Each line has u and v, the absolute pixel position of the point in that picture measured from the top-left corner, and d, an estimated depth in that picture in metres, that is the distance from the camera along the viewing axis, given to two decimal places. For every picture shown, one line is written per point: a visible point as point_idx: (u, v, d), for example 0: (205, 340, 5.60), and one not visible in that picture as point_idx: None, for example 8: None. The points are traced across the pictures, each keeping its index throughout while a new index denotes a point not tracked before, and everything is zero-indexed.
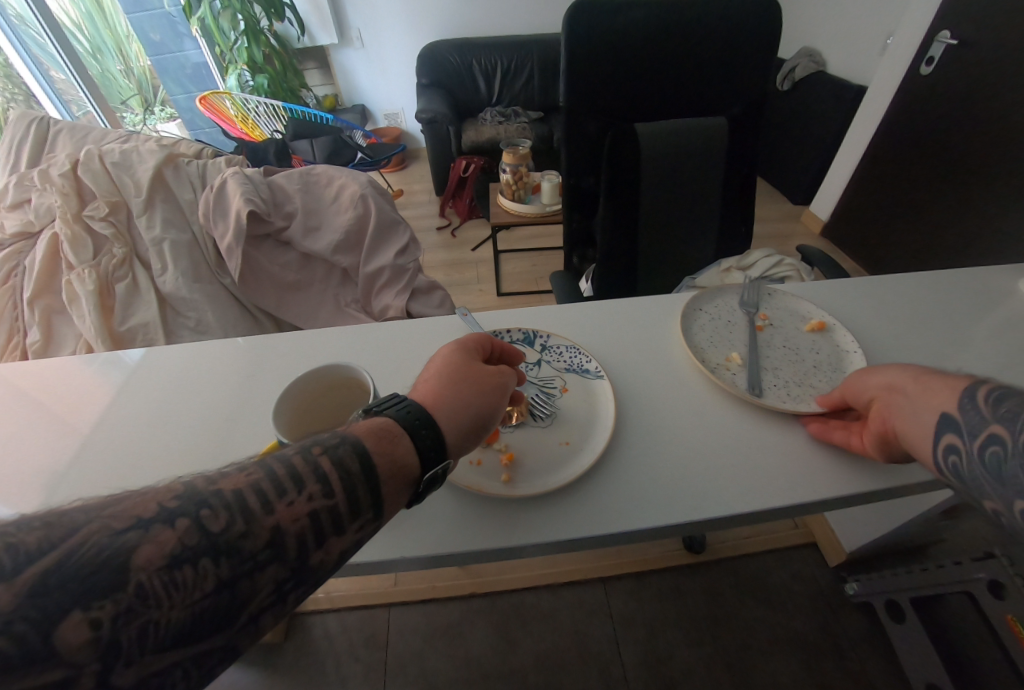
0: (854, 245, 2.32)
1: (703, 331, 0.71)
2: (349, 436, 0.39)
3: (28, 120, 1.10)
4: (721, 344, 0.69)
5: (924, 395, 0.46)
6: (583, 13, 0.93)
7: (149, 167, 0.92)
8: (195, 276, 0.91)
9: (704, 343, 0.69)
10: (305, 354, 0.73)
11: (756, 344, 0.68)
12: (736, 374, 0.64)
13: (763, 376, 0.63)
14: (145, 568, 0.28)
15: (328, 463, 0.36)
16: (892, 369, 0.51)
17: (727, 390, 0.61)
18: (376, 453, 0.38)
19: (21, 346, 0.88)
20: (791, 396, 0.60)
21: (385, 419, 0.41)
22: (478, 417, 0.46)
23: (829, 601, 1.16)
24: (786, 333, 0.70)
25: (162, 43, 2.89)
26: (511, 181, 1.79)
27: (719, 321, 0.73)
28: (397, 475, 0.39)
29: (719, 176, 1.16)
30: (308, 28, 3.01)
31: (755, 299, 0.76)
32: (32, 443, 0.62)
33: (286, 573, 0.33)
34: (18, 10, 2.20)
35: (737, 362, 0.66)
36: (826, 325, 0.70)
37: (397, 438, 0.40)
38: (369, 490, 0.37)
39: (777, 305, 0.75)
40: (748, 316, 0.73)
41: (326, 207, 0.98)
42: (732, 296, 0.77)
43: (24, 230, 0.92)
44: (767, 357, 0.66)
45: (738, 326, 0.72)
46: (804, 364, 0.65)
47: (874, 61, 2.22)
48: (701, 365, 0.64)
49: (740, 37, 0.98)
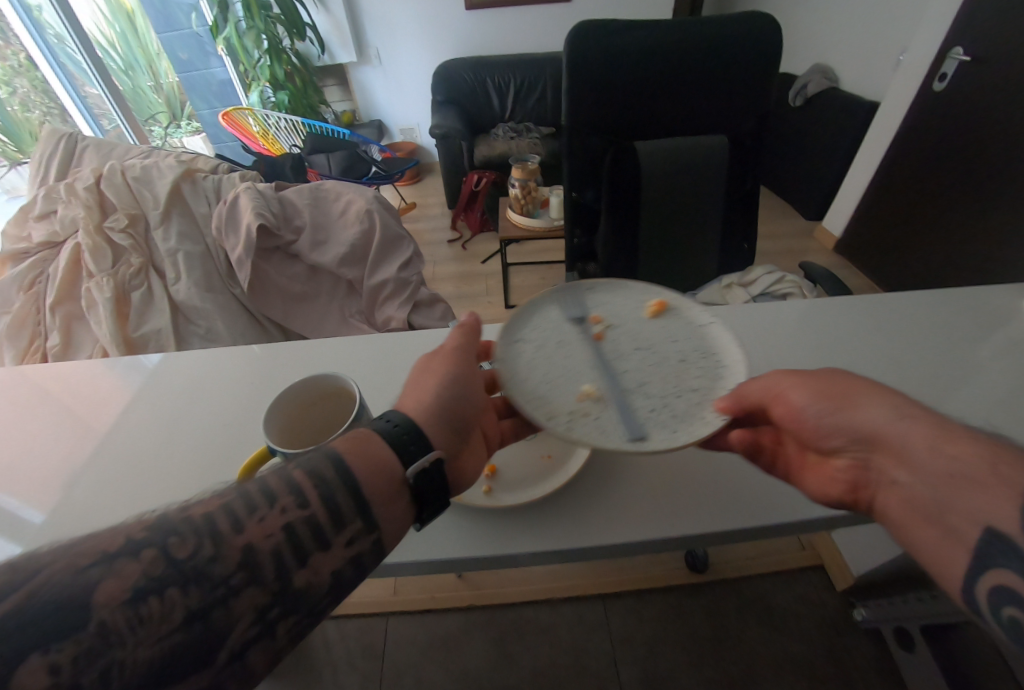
0: (869, 263, 2.29)
1: (534, 368, 0.55)
2: (322, 448, 0.41)
3: (57, 137, 1.16)
4: (564, 374, 0.54)
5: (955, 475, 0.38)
6: (586, 35, 0.95)
7: (167, 182, 0.97)
8: (207, 286, 0.94)
9: (540, 386, 0.53)
10: (308, 363, 0.75)
11: (606, 357, 0.56)
12: (596, 411, 0.50)
13: (631, 399, 0.51)
14: (107, 605, 0.31)
15: (299, 473, 0.39)
16: (881, 409, 0.44)
17: (595, 436, 0.47)
18: (349, 458, 0.40)
19: (42, 350, 0.92)
20: (674, 418, 0.49)
21: (363, 430, 0.43)
22: (452, 404, 0.49)
23: (835, 627, 1.13)
24: (629, 330, 0.60)
25: (191, 61, 2.98)
26: (521, 196, 1.82)
27: (547, 347, 0.57)
28: (378, 477, 0.40)
29: (721, 193, 1.17)
30: (329, 47, 3.12)
31: (575, 302, 0.63)
32: (47, 444, 0.65)
33: (266, 597, 0.35)
34: (57, 30, 2.35)
35: (592, 397, 0.51)
36: (666, 303, 0.62)
37: (370, 441, 0.42)
38: (351, 496, 0.39)
39: (605, 301, 0.64)
40: (581, 327, 0.60)
41: (333, 222, 1.01)
42: (548, 306, 0.62)
43: (49, 240, 0.98)
44: (629, 374, 0.54)
45: (574, 344, 0.58)
46: (669, 363, 0.55)
47: (886, 77, 2.22)
48: (550, 422, 0.48)
49: (741, 57, 1.00)
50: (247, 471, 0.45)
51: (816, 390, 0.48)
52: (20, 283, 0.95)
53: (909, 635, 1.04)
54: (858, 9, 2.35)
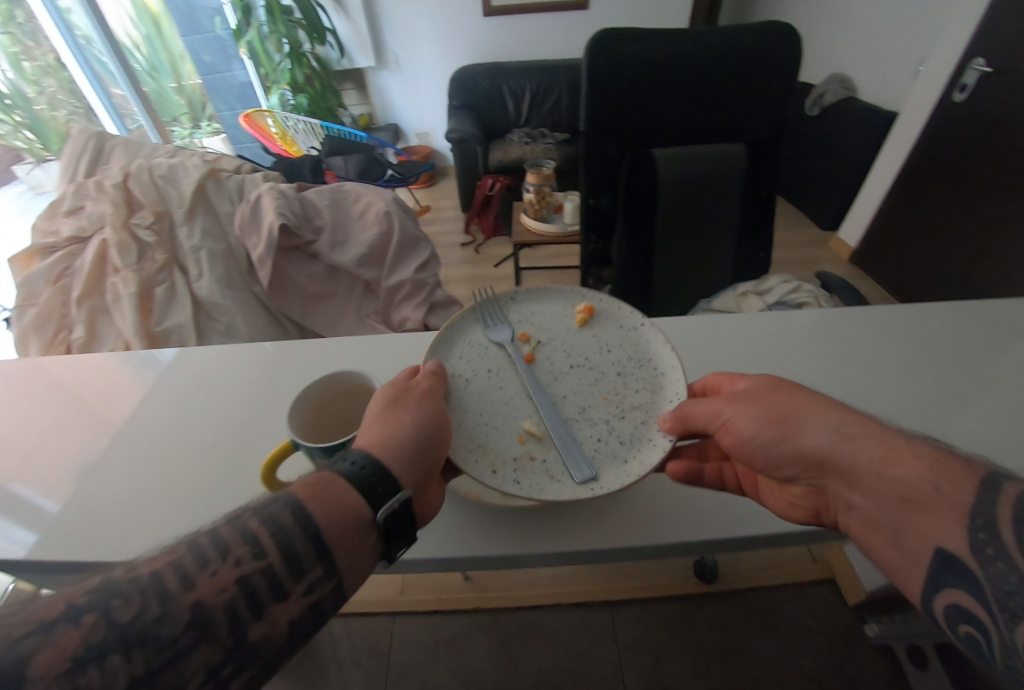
0: (885, 275, 2.27)
1: (469, 409, 0.54)
2: (281, 494, 0.41)
3: (87, 134, 1.19)
4: (502, 411, 0.54)
5: (900, 493, 0.41)
6: (606, 42, 0.96)
7: (193, 181, 0.99)
8: (228, 284, 0.96)
9: (479, 426, 0.53)
10: (325, 360, 0.76)
11: (542, 385, 0.57)
12: (539, 450, 0.51)
13: (574, 432, 0.52)
14: (42, 678, 0.29)
15: (256, 522, 0.39)
16: (822, 429, 0.46)
17: (542, 481, 0.48)
18: (311, 503, 0.40)
19: (67, 341, 0.95)
20: (618, 446, 0.51)
21: (326, 473, 0.43)
22: (425, 438, 0.47)
23: (846, 642, 1.11)
24: (561, 345, 0.62)
25: (213, 63, 3.04)
26: (535, 200, 1.83)
27: (477, 383, 0.57)
28: (342, 519, 0.40)
29: (737, 201, 1.17)
30: (348, 51, 3.17)
31: (502, 322, 0.64)
32: (71, 435, 0.67)
33: (219, 654, 0.34)
34: (85, 31, 2.41)
35: (534, 432, 0.52)
36: (593, 312, 0.65)
37: (334, 484, 0.42)
38: (310, 543, 0.39)
39: (533, 319, 0.66)
40: (513, 350, 0.61)
41: (353, 223, 1.03)
42: (475, 331, 0.63)
43: (76, 235, 1.00)
44: (568, 397, 0.56)
45: (507, 372, 0.58)
46: (604, 381, 0.57)
47: (906, 87, 2.20)
48: (495, 476, 0.48)
49: (760, 66, 1.00)
50: (271, 464, 0.45)
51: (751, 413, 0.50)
52: (47, 275, 0.97)
53: (921, 654, 1.02)
54: (877, 19, 2.34)
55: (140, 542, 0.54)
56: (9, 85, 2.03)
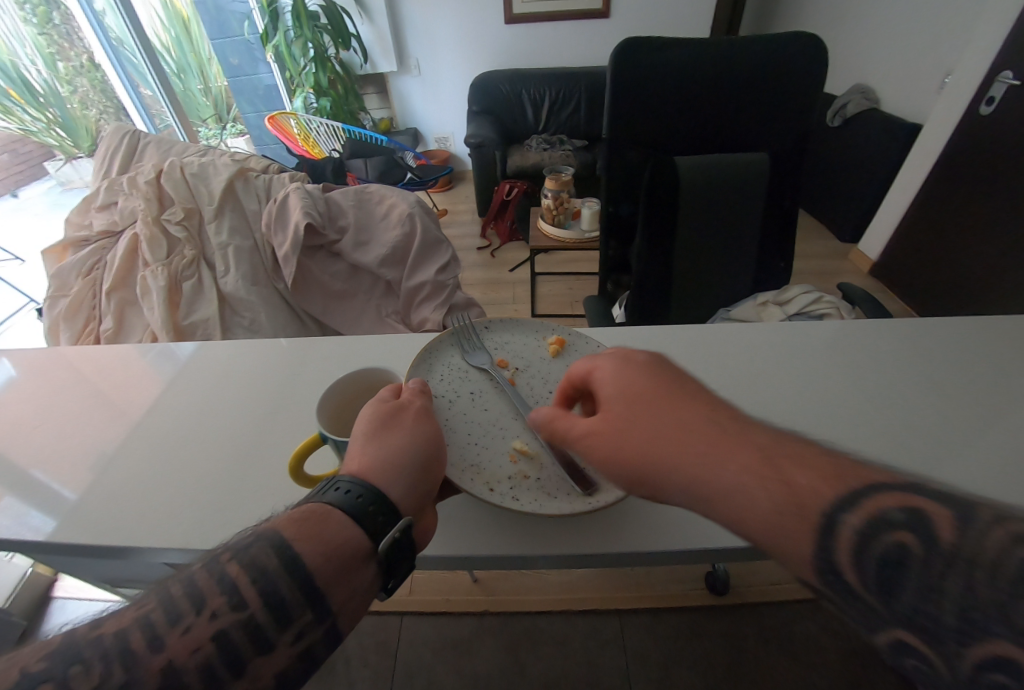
0: (906, 288, 2.23)
1: (457, 429, 0.55)
2: (264, 533, 0.38)
3: (122, 132, 1.22)
4: (490, 432, 0.55)
5: (760, 521, 0.34)
6: (631, 50, 0.97)
7: (222, 180, 1.01)
8: (253, 280, 0.98)
9: (467, 446, 0.53)
10: (348, 358, 0.77)
11: (526, 407, 0.58)
12: (532, 468, 0.52)
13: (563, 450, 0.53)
14: None
15: (235, 568, 0.37)
16: (679, 451, 0.38)
17: (539, 498, 0.49)
18: (296, 542, 0.38)
19: (95, 332, 0.97)
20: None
21: (317, 505, 0.40)
22: (424, 458, 0.46)
23: (860, 661, 1.09)
24: (535, 373, 0.63)
25: (240, 66, 3.18)
26: (553, 206, 1.83)
27: (460, 405, 0.58)
28: (334, 555, 0.38)
29: (759, 210, 1.16)
30: (371, 56, 3.22)
31: (478, 348, 0.65)
32: (95, 425, 0.68)
33: None
34: (117, 33, 2.39)
35: (522, 451, 0.53)
36: (565, 341, 0.67)
37: (324, 519, 0.39)
38: (297, 586, 0.37)
39: (507, 346, 0.67)
40: (492, 375, 0.62)
41: (376, 224, 1.04)
42: (452, 355, 0.63)
43: (108, 228, 1.03)
44: None
45: (488, 396, 0.59)
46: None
47: (930, 99, 2.17)
48: (492, 493, 0.49)
49: (785, 76, 1.00)
50: (299, 457, 0.46)
51: (610, 437, 0.42)
52: (78, 268, 1.01)
53: None
54: (900, 31, 2.32)
55: (159, 528, 0.55)
56: (43, 83, 2.05)
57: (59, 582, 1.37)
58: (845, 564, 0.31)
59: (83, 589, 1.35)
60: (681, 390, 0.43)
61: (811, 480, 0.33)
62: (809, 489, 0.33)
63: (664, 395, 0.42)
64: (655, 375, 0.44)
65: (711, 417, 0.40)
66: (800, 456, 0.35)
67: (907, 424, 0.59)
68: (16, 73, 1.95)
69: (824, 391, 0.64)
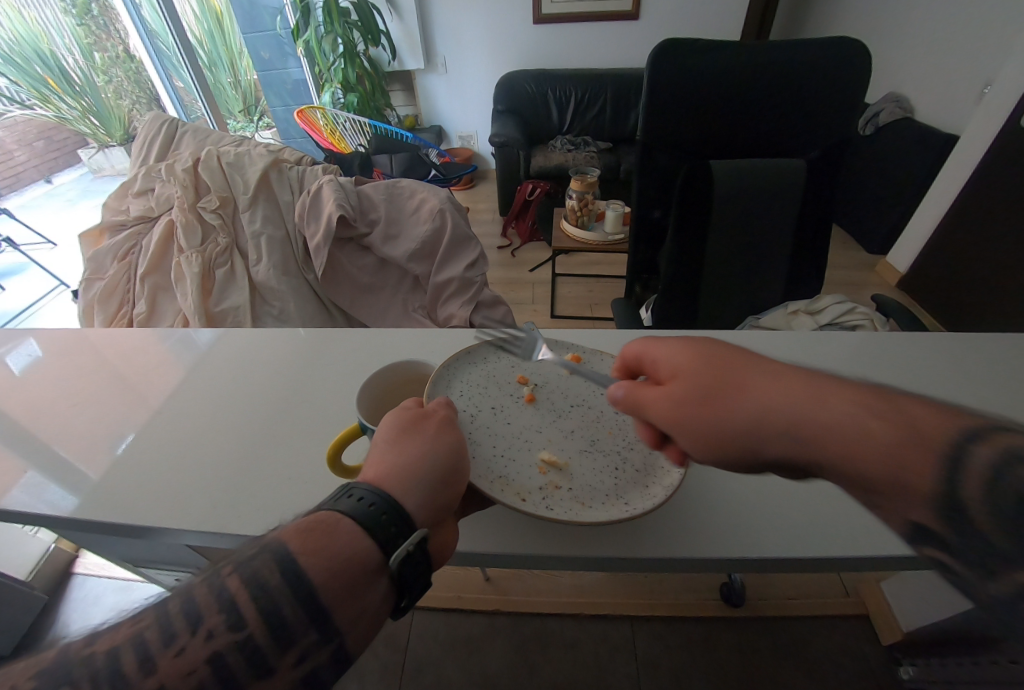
0: (935, 302, 2.17)
1: (482, 443, 0.54)
2: (267, 546, 0.36)
3: (160, 121, 1.24)
4: (516, 445, 0.54)
5: (875, 459, 0.32)
6: (671, 52, 0.96)
7: (258, 169, 1.02)
8: (283, 270, 1.00)
9: (494, 460, 0.52)
10: (377, 350, 0.77)
11: (550, 422, 0.57)
12: (562, 479, 0.51)
13: (591, 462, 0.53)
14: None
15: (235, 582, 0.35)
16: (779, 405, 0.36)
17: (572, 507, 0.48)
18: (301, 555, 0.35)
19: (129, 316, 1.00)
20: (638, 474, 0.51)
21: (324, 514, 0.38)
22: (444, 468, 0.44)
23: (878, 681, 1.05)
24: (554, 388, 0.62)
25: (271, 60, 3.26)
26: (577, 208, 1.83)
27: (482, 419, 0.56)
28: (342, 570, 0.36)
29: (793, 218, 1.14)
30: (399, 53, 3.25)
31: (495, 364, 0.63)
32: (120, 409, 0.69)
33: None
34: (153, 24, 2.45)
35: (550, 463, 0.53)
36: (581, 358, 0.65)
37: (331, 531, 0.37)
38: (299, 605, 0.34)
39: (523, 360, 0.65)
40: (511, 391, 0.60)
41: (406, 218, 1.05)
42: (469, 370, 0.61)
43: (145, 214, 1.05)
44: (575, 432, 0.56)
45: (509, 412, 0.58)
46: (606, 418, 0.58)
47: (968, 110, 2.12)
48: (525, 502, 0.48)
49: (826, 81, 0.99)
50: (337, 447, 0.47)
51: (685, 408, 0.40)
52: (115, 252, 1.03)
53: None
54: (938, 40, 2.26)
55: (184, 511, 0.56)
56: (81, 73, 2.10)
57: (80, 559, 1.40)
58: (972, 498, 0.29)
59: (103, 567, 1.38)
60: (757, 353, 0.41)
61: (937, 418, 0.31)
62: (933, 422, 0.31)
63: (739, 357, 0.40)
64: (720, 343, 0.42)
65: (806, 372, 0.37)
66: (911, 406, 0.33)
67: None
68: (55, 62, 1.98)
69: None
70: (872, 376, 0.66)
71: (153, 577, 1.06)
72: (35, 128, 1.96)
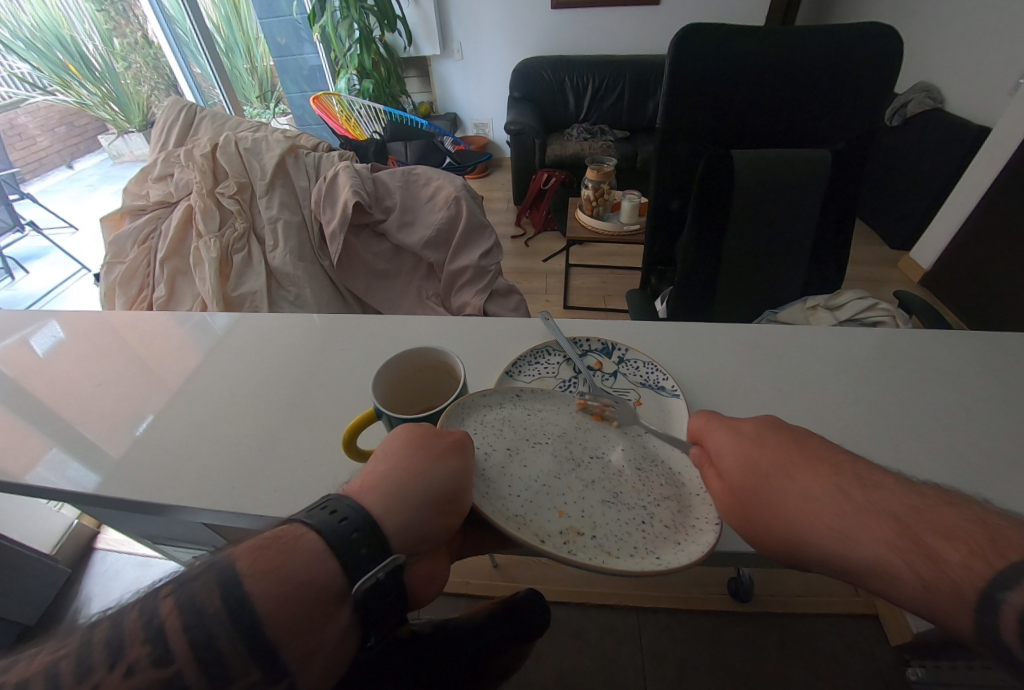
0: (960, 299, 2.12)
1: (498, 483, 0.51)
2: (225, 561, 0.37)
3: (178, 106, 1.25)
4: (536, 487, 0.51)
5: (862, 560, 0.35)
6: (692, 40, 0.94)
7: (274, 155, 1.03)
8: (299, 256, 1.00)
9: (516, 508, 0.49)
10: (392, 336, 0.77)
11: (569, 469, 0.53)
12: (585, 524, 0.48)
13: (618, 518, 0.49)
14: None
15: (169, 606, 0.35)
16: (822, 530, 0.37)
17: (598, 556, 0.45)
18: (253, 576, 0.35)
19: (149, 299, 1.02)
20: (665, 529, 0.47)
21: (293, 529, 0.38)
22: (436, 493, 0.44)
23: (886, 681, 1.04)
24: (575, 436, 0.56)
25: (288, 46, 3.28)
26: (592, 197, 1.81)
27: (497, 458, 0.53)
28: (298, 595, 0.36)
29: (815, 210, 1.12)
30: (415, 39, 3.22)
31: (510, 406, 0.57)
32: (134, 391, 0.71)
33: None
34: (174, 12, 2.47)
35: (570, 519, 0.49)
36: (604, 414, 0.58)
37: (291, 552, 0.37)
38: (237, 637, 0.34)
39: (542, 403, 0.59)
40: (527, 436, 0.55)
41: (421, 205, 1.05)
42: (485, 414, 0.56)
43: (164, 198, 1.07)
44: (598, 485, 0.52)
45: (526, 456, 0.54)
46: (628, 468, 0.53)
47: (1002, 100, 2.04)
48: (544, 544, 0.45)
49: (852, 69, 0.96)
50: (354, 430, 0.49)
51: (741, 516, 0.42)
52: (135, 236, 1.04)
53: None
54: (975, 26, 2.17)
55: (199, 492, 0.57)
56: (100, 60, 2.11)
57: (102, 535, 1.45)
58: None
59: (122, 542, 1.43)
60: (804, 453, 0.41)
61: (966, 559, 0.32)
62: (962, 568, 0.32)
63: (786, 462, 0.41)
64: (772, 441, 0.42)
65: (831, 479, 0.38)
66: (948, 524, 0.34)
67: (958, 449, 0.55)
68: (76, 49, 2.00)
69: (871, 406, 0.61)
70: (885, 376, 0.64)
71: (172, 554, 1.09)
72: (56, 115, 1.98)
